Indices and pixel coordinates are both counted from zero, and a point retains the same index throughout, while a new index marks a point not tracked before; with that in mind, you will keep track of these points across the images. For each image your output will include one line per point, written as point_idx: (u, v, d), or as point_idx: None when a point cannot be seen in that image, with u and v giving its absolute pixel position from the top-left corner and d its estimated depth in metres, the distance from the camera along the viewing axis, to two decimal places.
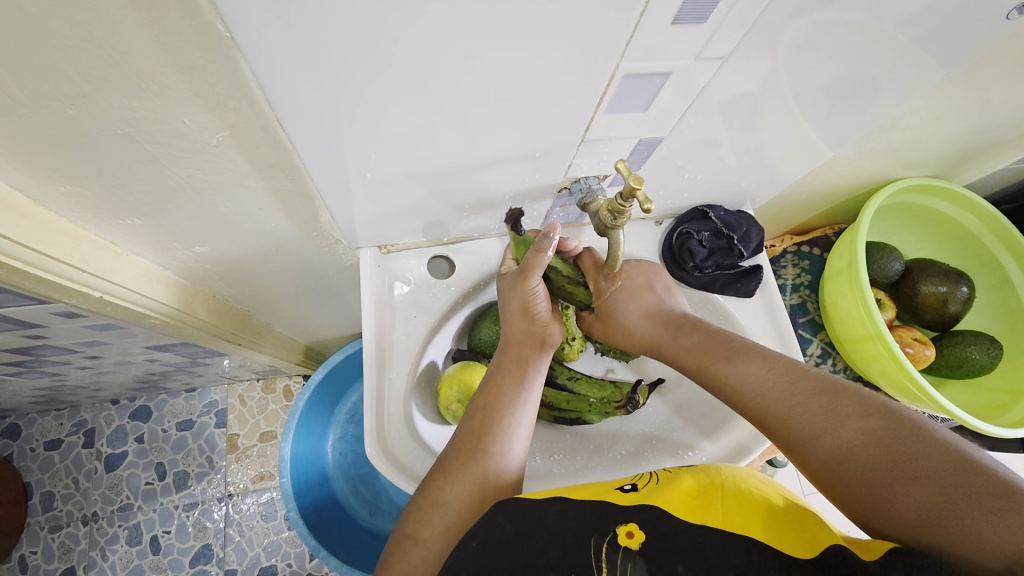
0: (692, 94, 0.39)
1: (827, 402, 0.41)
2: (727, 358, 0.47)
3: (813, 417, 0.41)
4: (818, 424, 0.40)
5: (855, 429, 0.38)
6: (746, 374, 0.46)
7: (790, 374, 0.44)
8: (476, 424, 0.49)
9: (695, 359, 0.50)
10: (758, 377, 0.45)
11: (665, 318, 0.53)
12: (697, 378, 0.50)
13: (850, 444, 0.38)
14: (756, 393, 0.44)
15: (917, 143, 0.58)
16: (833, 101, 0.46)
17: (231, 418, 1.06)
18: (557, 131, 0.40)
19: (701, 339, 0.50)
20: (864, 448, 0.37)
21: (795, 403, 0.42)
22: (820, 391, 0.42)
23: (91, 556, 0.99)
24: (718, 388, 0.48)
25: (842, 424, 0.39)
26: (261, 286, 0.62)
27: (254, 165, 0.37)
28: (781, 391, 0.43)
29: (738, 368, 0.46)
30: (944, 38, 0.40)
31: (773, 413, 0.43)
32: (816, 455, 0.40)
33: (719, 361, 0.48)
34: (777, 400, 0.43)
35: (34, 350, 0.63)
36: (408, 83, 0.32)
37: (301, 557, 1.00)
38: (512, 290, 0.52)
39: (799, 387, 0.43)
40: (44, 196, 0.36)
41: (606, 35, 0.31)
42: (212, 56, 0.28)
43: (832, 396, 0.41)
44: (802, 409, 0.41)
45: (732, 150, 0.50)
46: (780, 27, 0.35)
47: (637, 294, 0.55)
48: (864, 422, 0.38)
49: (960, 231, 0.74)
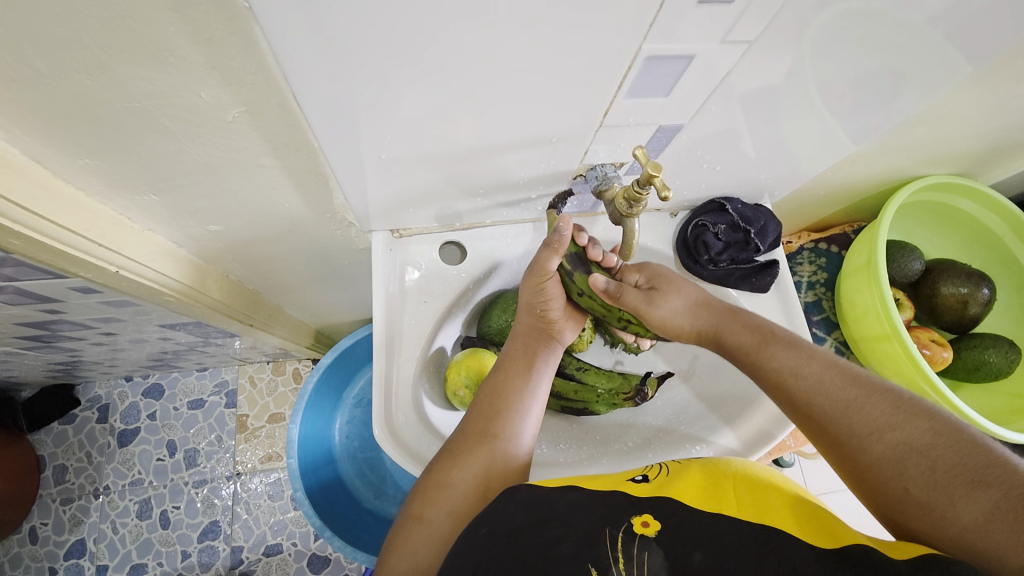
0: (715, 81, 0.38)
1: (893, 400, 0.41)
2: (789, 347, 0.47)
3: (878, 412, 0.41)
4: (878, 423, 0.40)
5: (917, 432, 0.39)
6: (807, 365, 0.46)
7: (854, 372, 0.44)
8: (489, 408, 0.49)
9: (751, 346, 0.49)
10: (820, 368, 0.45)
11: (715, 307, 0.53)
12: (745, 365, 0.49)
13: (914, 442, 0.38)
14: (817, 382, 0.44)
15: (945, 140, 0.57)
16: (860, 94, 0.44)
17: (242, 398, 1.07)
18: (575, 116, 0.40)
19: (754, 330, 0.50)
20: (930, 447, 0.37)
21: (858, 396, 0.42)
22: (883, 393, 0.42)
23: (102, 528, 1.02)
24: (770, 374, 0.47)
25: (909, 422, 0.39)
26: (273, 268, 0.62)
27: (270, 143, 0.37)
28: (845, 383, 0.43)
29: (799, 359, 0.46)
30: (979, 31, 0.39)
31: (831, 406, 0.43)
32: (873, 447, 0.40)
33: (775, 351, 0.48)
34: (840, 391, 0.43)
35: (51, 325, 0.64)
36: (427, 64, 0.32)
37: (307, 537, 1.02)
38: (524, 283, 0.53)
39: (864, 384, 0.43)
40: (61, 168, 0.36)
41: (631, 15, 0.30)
42: (229, 28, 0.28)
43: (898, 400, 0.41)
44: (866, 402, 0.41)
45: (752, 142, 0.49)
46: (809, 14, 0.34)
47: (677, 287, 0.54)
48: (932, 424, 0.38)
49: (983, 232, 0.72)
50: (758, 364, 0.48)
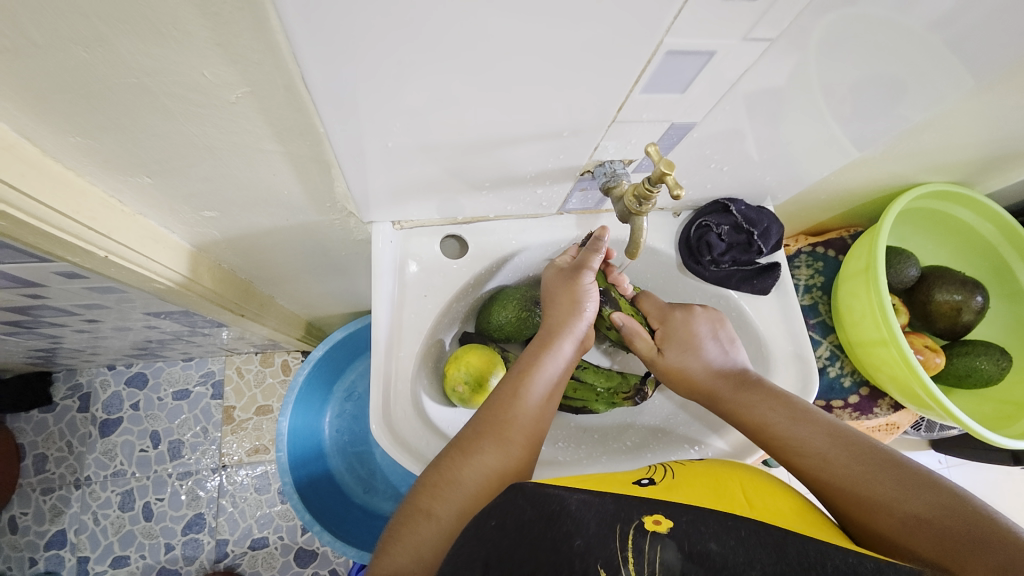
0: (729, 80, 0.38)
1: (897, 475, 0.41)
2: (793, 419, 0.48)
3: (884, 485, 0.41)
4: (886, 493, 0.41)
5: (923, 502, 0.39)
6: (812, 438, 0.46)
7: (859, 446, 0.44)
8: (503, 411, 0.48)
9: (756, 416, 0.50)
10: (823, 443, 0.46)
11: (727, 372, 0.54)
12: (752, 436, 0.51)
13: (920, 514, 0.39)
14: (823, 455, 0.45)
15: (949, 147, 0.57)
16: (869, 98, 0.44)
17: (228, 390, 1.05)
18: (588, 110, 0.39)
19: (764, 397, 0.51)
20: (938, 519, 0.38)
21: (863, 471, 0.43)
22: (889, 464, 0.42)
23: (83, 519, 0.99)
24: (778, 448, 0.48)
25: (916, 495, 0.40)
26: (268, 257, 0.60)
27: (273, 127, 0.36)
28: (849, 459, 0.44)
29: (804, 431, 0.47)
30: (990, 41, 0.39)
31: (841, 480, 0.43)
32: (881, 521, 0.40)
33: (785, 421, 0.48)
34: (844, 467, 0.43)
35: (33, 310, 0.62)
36: (441, 51, 0.31)
37: (294, 531, 1.00)
38: (562, 284, 0.54)
39: (869, 458, 0.43)
40: (52, 145, 0.35)
41: (654, 6, 0.29)
42: (238, 3, 0.26)
43: (903, 473, 0.41)
44: (870, 478, 0.42)
45: (758, 143, 0.49)
46: (829, 15, 0.33)
47: (691, 344, 0.55)
48: (936, 497, 0.39)
49: (978, 240, 0.72)
50: (766, 438, 0.49)
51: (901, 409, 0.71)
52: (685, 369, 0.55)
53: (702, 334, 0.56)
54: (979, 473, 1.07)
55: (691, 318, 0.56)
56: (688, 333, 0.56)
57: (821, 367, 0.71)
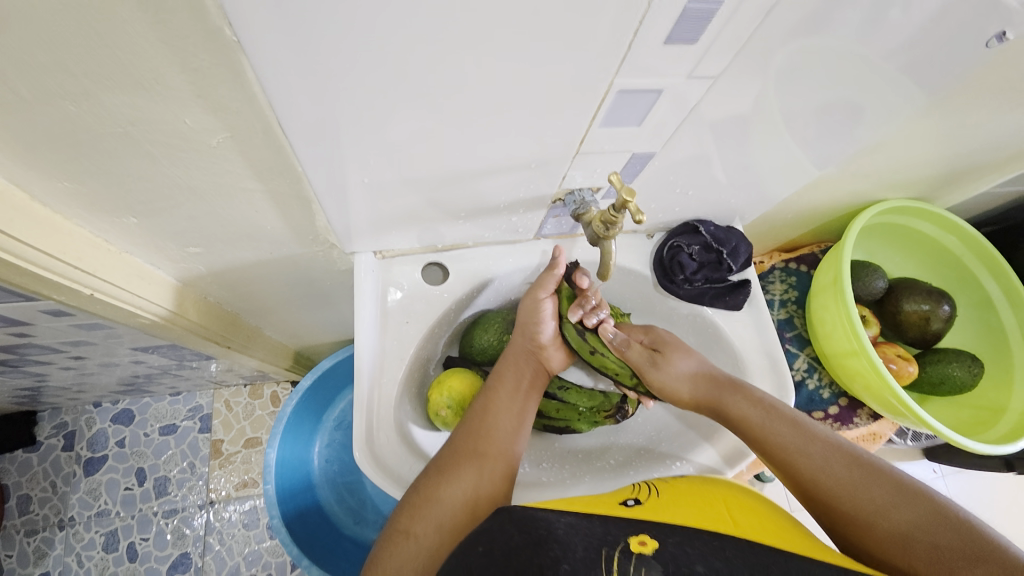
0: (684, 112, 0.41)
1: (891, 483, 0.43)
2: (790, 424, 0.49)
3: (881, 493, 0.43)
4: (881, 501, 0.42)
5: (918, 510, 0.41)
6: (811, 442, 0.47)
7: (854, 453, 0.46)
8: (478, 426, 0.50)
9: (756, 417, 0.50)
10: (823, 448, 0.47)
11: (712, 377, 0.54)
12: (747, 438, 0.51)
13: (914, 522, 0.41)
14: (823, 460, 0.46)
15: (903, 165, 0.60)
16: (820, 123, 0.47)
17: (216, 423, 1.04)
18: (553, 144, 0.41)
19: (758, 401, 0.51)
20: (930, 526, 0.40)
21: (862, 477, 0.44)
22: (883, 472, 0.44)
23: (66, 562, 0.97)
24: (775, 452, 0.48)
25: (909, 503, 0.42)
26: (254, 289, 0.61)
27: (253, 168, 0.38)
28: (849, 465, 0.45)
29: (802, 436, 0.48)
30: (924, 69, 0.42)
31: (838, 486, 0.44)
32: (878, 527, 0.42)
33: (785, 425, 0.49)
34: (845, 471, 0.45)
35: (19, 349, 0.62)
36: (410, 94, 0.33)
37: (283, 567, 0.98)
38: (525, 303, 0.57)
39: (866, 465, 0.45)
40: (40, 191, 0.36)
41: (604, 49, 0.32)
42: (216, 59, 0.28)
43: (896, 481, 0.43)
44: (869, 483, 0.43)
45: (721, 167, 0.52)
46: (767, 53, 0.36)
47: (680, 350, 0.57)
48: (929, 504, 0.41)
49: (942, 250, 0.75)
50: (764, 441, 0.49)
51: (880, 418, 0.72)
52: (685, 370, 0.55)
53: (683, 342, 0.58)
54: (969, 481, 1.08)
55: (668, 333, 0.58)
56: (680, 341, 0.58)
57: (800, 380, 0.73)
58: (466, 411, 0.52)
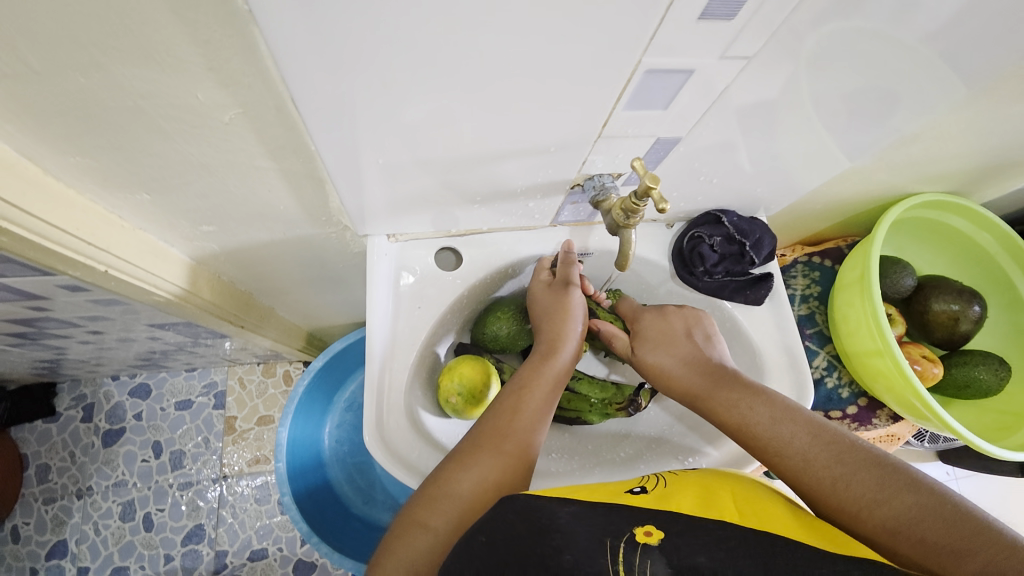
0: (713, 95, 0.39)
1: (878, 475, 0.41)
2: (771, 417, 0.47)
3: (866, 487, 0.40)
4: (867, 496, 0.40)
5: (906, 503, 0.39)
6: (792, 438, 0.45)
7: (839, 444, 0.43)
8: (503, 425, 0.48)
9: (735, 417, 0.48)
10: (805, 443, 0.44)
11: (704, 368, 0.53)
12: (734, 437, 0.49)
13: (901, 518, 0.38)
14: (803, 458, 0.44)
15: (940, 157, 0.57)
16: (855, 111, 0.45)
17: (230, 400, 1.06)
18: (574, 127, 0.40)
19: (744, 395, 0.49)
20: (918, 521, 0.38)
21: (844, 472, 0.42)
22: (870, 463, 0.41)
23: (85, 529, 1.00)
24: (759, 449, 0.47)
25: (897, 496, 0.39)
26: (267, 270, 0.61)
27: (266, 145, 0.37)
28: (831, 460, 0.43)
29: (784, 431, 0.46)
30: (972, 54, 0.40)
31: (821, 482, 0.42)
32: (864, 523, 0.40)
33: (765, 422, 0.47)
34: (825, 468, 0.42)
35: (37, 322, 0.63)
36: (427, 72, 0.32)
37: (293, 542, 1.00)
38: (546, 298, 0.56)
39: (850, 458, 0.42)
40: (52, 164, 0.36)
41: (632, 26, 0.30)
42: (228, 30, 0.27)
43: (885, 472, 0.41)
44: (852, 479, 0.41)
45: (748, 155, 0.50)
46: (805, 34, 0.34)
47: (671, 341, 0.56)
48: (918, 497, 0.39)
49: (974, 248, 0.72)
50: (746, 439, 0.48)
51: (900, 419, 0.70)
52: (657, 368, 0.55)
53: (677, 330, 0.56)
54: (987, 485, 1.06)
55: (674, 313, 0.58)
56: (664, 330, 0.57)
57: (819, 378, 0.71)
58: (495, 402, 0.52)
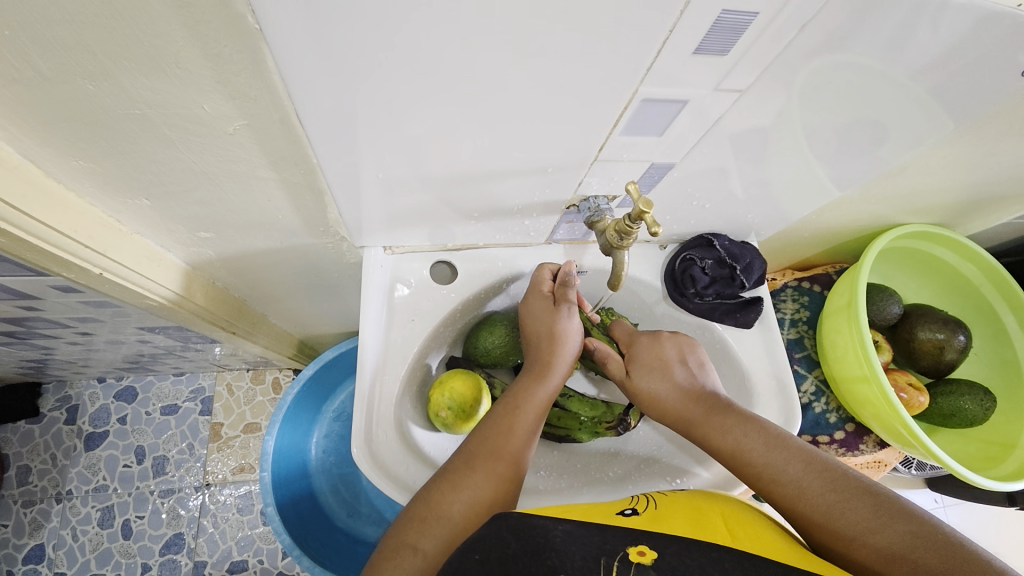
0: (708, 122, 0.40)
1: (872, 504, 0.41)
2: (765, 445, 0.47)
3: (860, 515, 0.41)
4: (861, 524, 0.40)
5: (898, 532, 0.39)
6: (787, 465, 0.46)
7: (832, 473, 0.44)
8: (497, 445, 0.48)
9: (730, 443, 0.49)
10: (799, 471, 0.45)
11: (700, 396, 0.53)
12: (728, 464, 0.49)
13: (895, 546, 0.39)
14: (797, 485, 0.44)
15: (925, 190, 0.59)
16: (844, 142, 0.46)
17: (217, 406, 1.05)
18: (572, 149, 0.41)
19: (739, 422, 0.49)
20: (911, 550, 0.38)
21: (838, 501, 0.42)
22: (863, 492, 0.42)
23: (61, 534, 0.98)
24: (755, 477, 0.47)
25: (890, 525, 0.40)
26: (262, 277, 0.61)
27: (268, 157, 0.38)
28: (825, 488, 0.43)
29: (778, 459, 0.46)
30: (956, 93, 0.41)
31: (815, 510, 0.43)
32: (858, 551, 0.40)
33: (760, 449, 0.47)
34: (820, 496, 0.43)
35: (27, 321, 0.63)
36: (431, 91, 0.32)
37: (274, 554, 0.98)
38: (540, 313, 0.55)
39: (843, 486, 0.43)
40: (55, 168, 0.36)
41: (631, 56, 0.31)
42: (238, 45, 0.28)
43: (878, 501, 0.41)
44: (845, 508, 0.41)
45: (741, 181, 0.51)
46: (795, 68, 0.35)
47: (666, 367, 0.56)
48: (909, 526, 0.39)
49: (960, 279, 0.74)
50: (741, 465, 0.48)
51: (887, 446, 0.71)
52: (651, 392, 0.55)
53: (670, 357, 0.56)
54: (973, 514, 1.06)
55: (668, 339, 0.57)
56: (657, 355, 0.56)
57: (807, 403, 0.72)
58: (481, 423, 0.51)
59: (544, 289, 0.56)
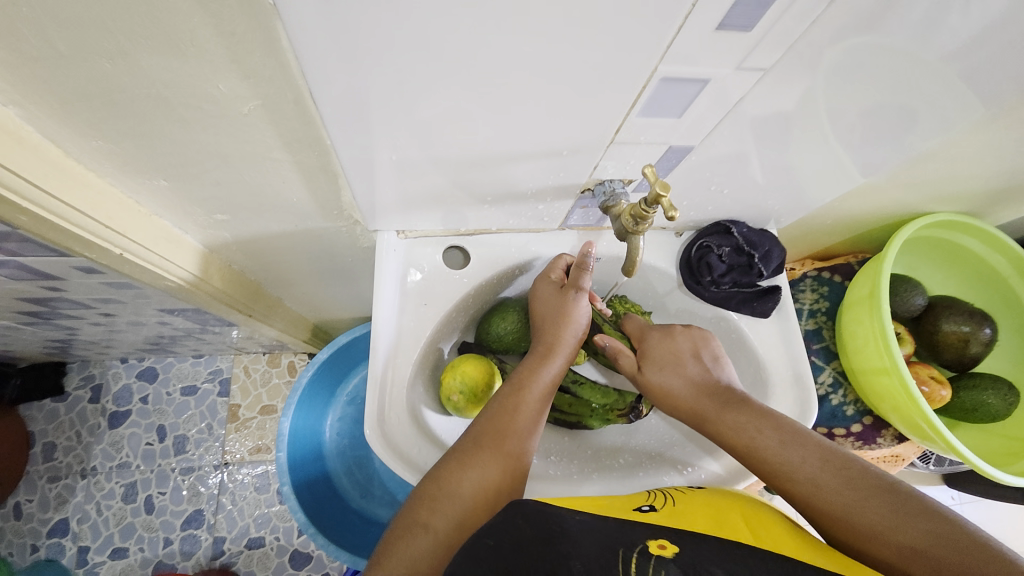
0: (728, 104, 0.39)
1: (891, 502, 0.40)
2: (779, 441, 0.46)
3: (878, 513, 0.40)
4: (879, 523, 0.40)
5: (919, 530, 0.38)
6: (801, 462, 0.45)
7: (850, 471, 0.43)
8: (506, 426, 0.48)
9: (742, 438, 0.48)
10: (815, 467, 0.44)
11: (712, 390, 0.52)
12: (740, 458, 0.49)
13: (915, 544, 0.38)
14: (812, 482, 0.44)
15: (954, 177, 0.57)
16: (871, 126, 0.45)
17: (234, 388, 1.07)
18: (588, 131, 0.40)
19: (752, 418, 0.49)
20: (933, 548, 0.37)
21: (855, 499, 0.41)
22: (881, 490, 0.41)
23: (87, 508, 1.01)
24: (769, 473, 0.46)
25: (911, 523, 0.39)
26: (277, 260, 0.62)
27: (282, 138, 0.38)
28: (842, 486, 0.42)
29: (792, 454, 0.45)
30: (993, 74, 0.39)
31: (832, 507, 0.42)
32: (878, 549, 0.39)
33: (773, 444, 0.47)
34: (836, 493, 0.42)
35: (51, 302, 0.64)
36: (445, 71, 0.32)
37: (290, 532, 1.01)
38: (549, 300, 0.55)
39: (861, 485, 0.42)
40: (74, 148, 0.37)
41: (650, 33, 0.30)
42: (252, 23, 0.28)
43: (898, 500, 0.40)
44: (863, 506, 0.41)
45: (761, 167, 0.49)
46: (823, 47, 0.34)
47: (679, 363, 0.55)
48: (931, 524, 0.38)
49: (988, 271, 0.72)
50: (753, 460, 0.47)
51: (905, 440, 0.69)
52: (663, 386, 0.55)
53: (683, 352, 0.56)
54: (992, 511, 1.04)
55: (681, 334, 0.57)
56: (670, 350, 0.56)
57: (823, 394, 0.70)
58: (489, 403, 0.51)
59: (554, 280, 0.56)
